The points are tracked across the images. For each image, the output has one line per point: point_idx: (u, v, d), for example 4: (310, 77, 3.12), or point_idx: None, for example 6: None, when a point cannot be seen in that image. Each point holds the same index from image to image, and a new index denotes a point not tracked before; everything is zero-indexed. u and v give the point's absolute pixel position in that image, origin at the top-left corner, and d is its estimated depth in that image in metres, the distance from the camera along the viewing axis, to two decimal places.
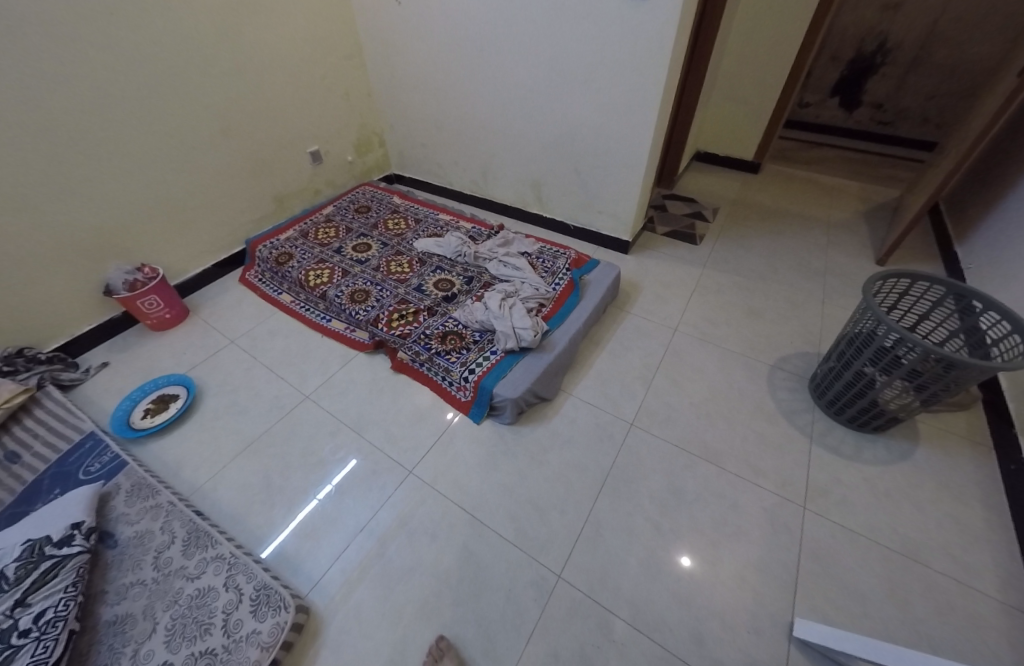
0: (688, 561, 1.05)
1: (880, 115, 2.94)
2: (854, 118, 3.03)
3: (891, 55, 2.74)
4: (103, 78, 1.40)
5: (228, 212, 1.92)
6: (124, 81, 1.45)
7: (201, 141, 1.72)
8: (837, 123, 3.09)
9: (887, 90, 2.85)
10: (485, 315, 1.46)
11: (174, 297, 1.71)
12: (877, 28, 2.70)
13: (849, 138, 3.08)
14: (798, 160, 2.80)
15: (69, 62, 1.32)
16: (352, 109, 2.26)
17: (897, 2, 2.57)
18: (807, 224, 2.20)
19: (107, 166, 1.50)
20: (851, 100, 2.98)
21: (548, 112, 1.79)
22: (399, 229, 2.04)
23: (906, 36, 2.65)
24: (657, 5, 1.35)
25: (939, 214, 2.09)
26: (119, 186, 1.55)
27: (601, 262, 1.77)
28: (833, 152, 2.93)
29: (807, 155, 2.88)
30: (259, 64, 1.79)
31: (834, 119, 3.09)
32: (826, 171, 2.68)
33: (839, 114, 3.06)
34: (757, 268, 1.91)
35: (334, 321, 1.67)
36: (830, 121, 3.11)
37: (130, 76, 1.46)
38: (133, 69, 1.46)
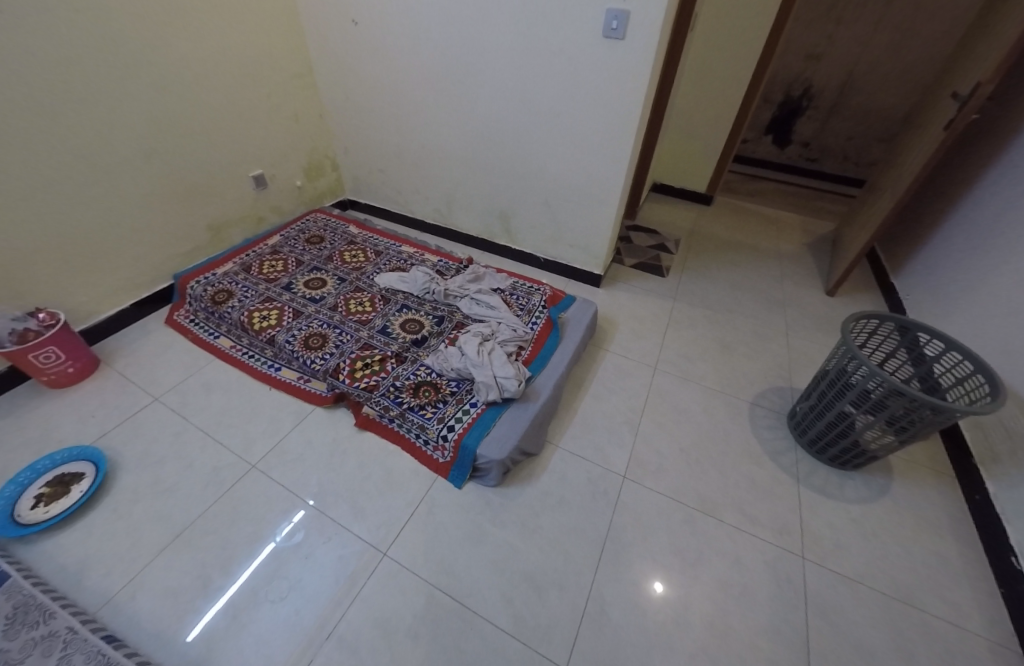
0: (661, 588, 1.04)
1: (807, 153, 3.21)
2: (785, 154, 3.28)
3: (815, 100, 3.01)
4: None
5: (151, 243, 1.65)
6: (12, 90, 1.19)
7: (117, 164, 1.47)
8: (771, 158, 3.33)
9: (812, 130, 3.11)
10: (462, 362, 1.34)
11: (81, 345, 1.43)
12: (803, 74, 2.97)
13: (782, 172, 3.32)
14: (743, 193, 2.97)
15: None
16: (302, 132, 2.08)
17: (819, 52, 2.85)
18: (761, 255, 2.30)
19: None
20: (782, 137, 3.23)
21: (517, 144, 1.74)
22: (356, 261, 1.87)
23: (827, 83, 2.92)
24: (631, 45, 1.34)
25: (876, 255, 2.24)
26: (5, 215, 1.26)
27: (576, 299, 1.72)
28: (770, 184, 3.14)
29: (750, 188, 3.07)
30: (193, 81, 1.59)
31: (768, 155, 3.34)
32: (768, 203, 2.85)
33: (772, 149, 3.31)
34: (723, 301, 1.95)
35: (285, 371, 1.46)
36: (765, 156, 3.35)
37: (19, 84, 1.20)
38: (26, 77, 1.21)
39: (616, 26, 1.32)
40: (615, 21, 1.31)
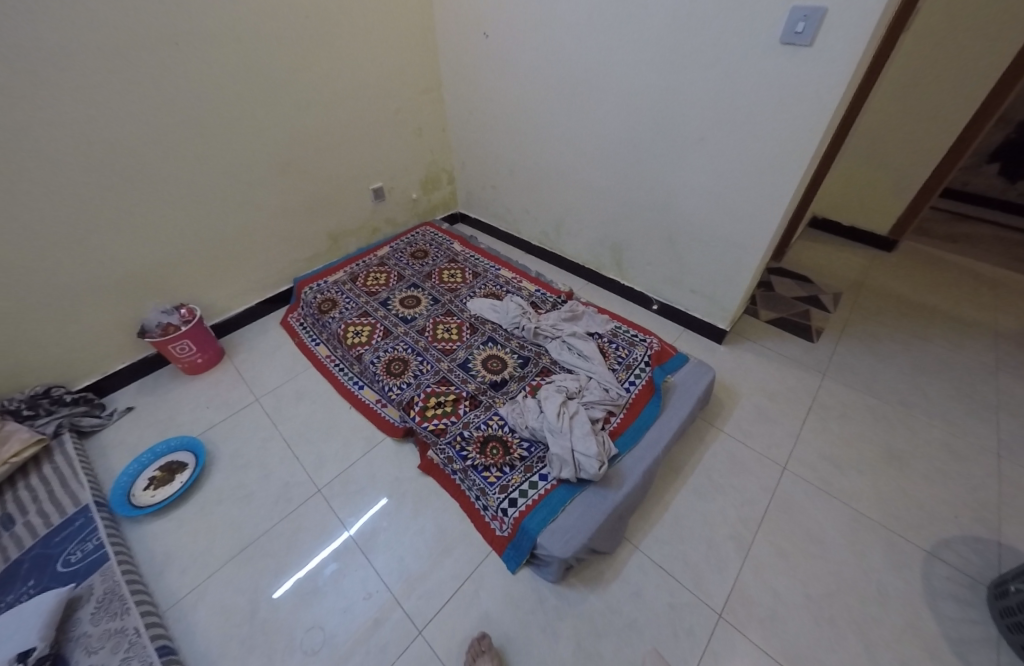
0: None
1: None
2: (1016, 190, 2.41)
3: None
4: (157, 106, 1.30)
5: (280, 248, 1.81)
6: (182, 110, 1.35)
7: (260, 175, 1.61)
8: (992, 194, 2.48)
9: None
10: (539, 423, 1.18)
11: (211, 339, 1.62)
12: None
13: (1007, 213, 2.44)
14: (942, 236, 2.27)
15: (137, 99, 1.26)
16: (425, 147, 2.10)
17: None
18: (963, 330, 1.72)
19: (154, 198, 1.40)
20: (1015, 168, 2.38)
21: (643, 171, 1.51)
22: (453, 281, 1.83)
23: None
24: (819, 56, 1.03)
25: None
26: (167, 220, 1.45)
27: (689, 359, 1.44)
28: (984, 228, 2.35)
29: (951, 231, 2.33)
30: (335, 100, 1.69)
31: (988, 189, 2.48)
32: (980, 254, 2.14)
33: (996, 183, 2.46)
34: (895, 390, 1.49)
35: (365, 391, 1.48)
36: (982, 190, 2.51)
37: (187, 104, 1.35)
38: (193, 98, 1.36)
39: (802, 29, 1.01)
40: (802, 23, 1.01)
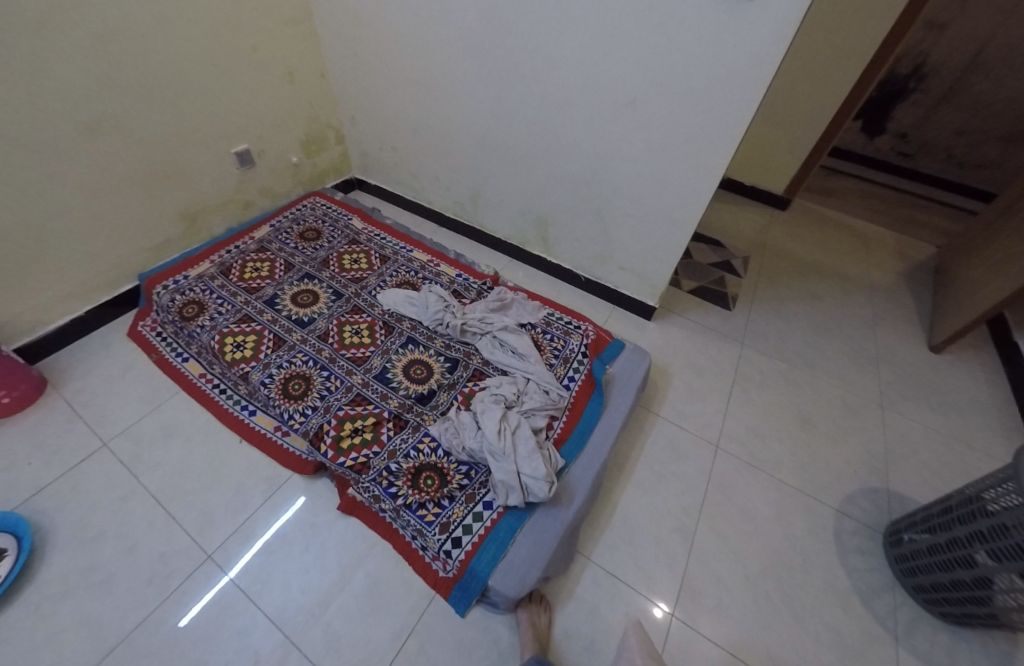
0: (661, 612, 0.97)
1: (902, 146, 2.61)
2: (874, 145, 2.68)
3: (925, 81, 2.40)
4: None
5: (106, 235, 1.34)
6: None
7: (43, 138, 1.12)
8: (856, 150, 2.73)
9: (915, 119, 2.50)
10: (478, 444, 1.04)
11: (18, 367, 1.18)
12: (916, 48, 2.33)
13: (868, 166, 2.72)
14: (822, 192, 2.45)
15: None
16: (299, 96, 1.67)
17: (943, 22, 2.21)
18: (847, 287, 1.88)
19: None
20: (875, 124, 2.61)
21: (569, 135, 1.32)
22: (357, 269, 1.54)
23: (949, 59, 2.29)
24: (759, 16, 0.90)
25: (1002, 323, 1.73)
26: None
27: (625, 345, 1.39)
28: (852, 182, 2.59)
29: (828, 185, 2.52)
30: (158, 30, 1.22)
31: (853, 144, 2.73)
32: (851, 209, 2.35)
33: (859, 139, 2.70)
34: (801, 351, 1.59)
35: (258, 417, 1.20)
36: (848, 145, 2.75)
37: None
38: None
39: None
40: None
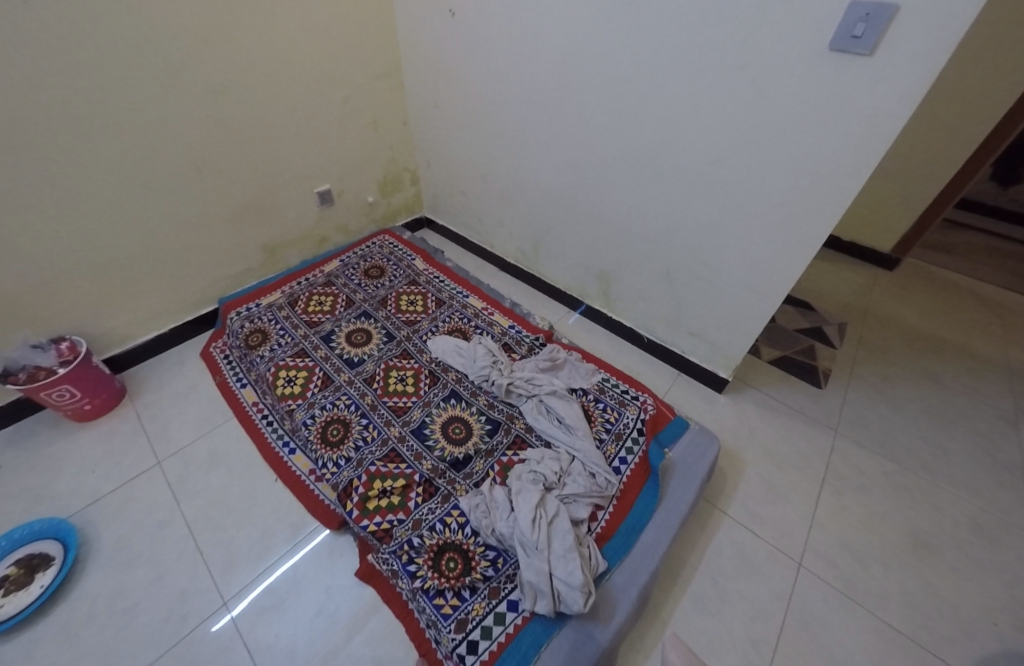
0: None
1: None
2: (1008, 195, 2.20)
3: None
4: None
5: (195, 263, 1.45)
6: (5, 92, 0.96)
7: (154, 179, 1.25)
8: (983, 199, 2.27)
9: None
10: (509, 529, 0.94)
11: (104, 377, 1.28)
12: None
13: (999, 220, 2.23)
14: (940, 247, 2.06)
15: None
16: (381, 142, 1.75)
17: None
18: (979, 370, 1.53)
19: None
20: (1009, 171, 2.15)
21: (641, 192, 1.22)
22: (412, 311, 1.54)
23: None
24: (878, 72, 0.75)
25: None
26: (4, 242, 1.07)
27: (690, 425, 1.21)
28: (975, 236, 2.14)
29: (945, 240, 2.11)
30: (260, 83, 1.33)
31: (979, 193, 2.27)
32: (978, 271, 1.94)
33: (988, 187, 2.24)
34: (916, 450, 1.29)
35: (296, 458, 1.18)
36: (972, 194, 2.29)
37: (19, 88, 0.97)
38: (23, 75, 0.97)
39: (861, 34, 0.74)
40: (862, 24, 0.73)
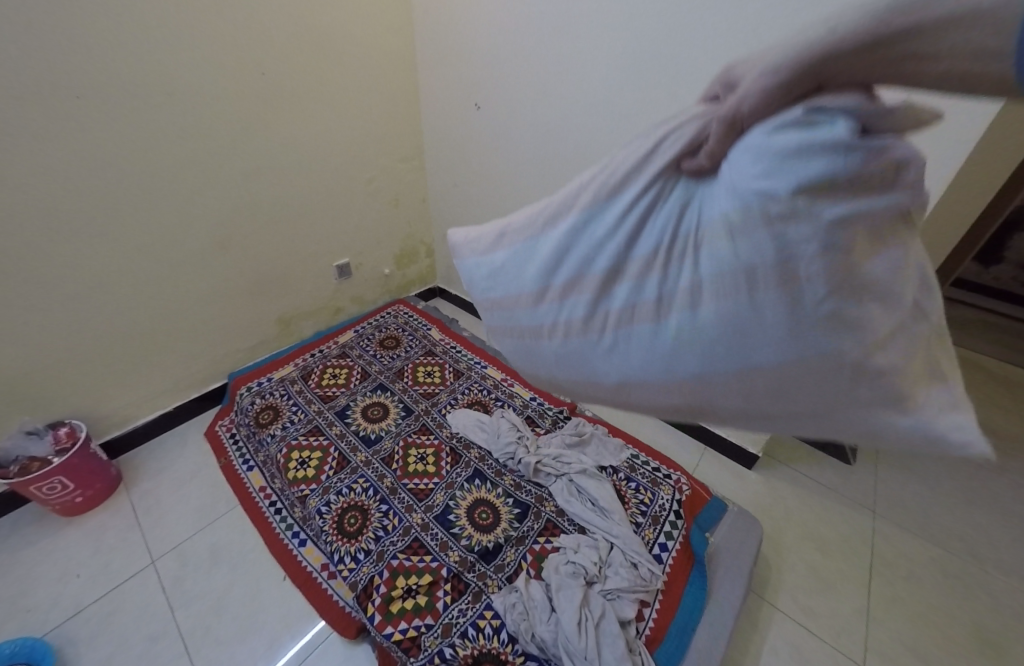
0: None
1: None
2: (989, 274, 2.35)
3: None
4: (4, 174, 0.93)
5: (210, 338, 1.43)
6: (51, 181, 0.99)
7: (182, 259, 1.26)
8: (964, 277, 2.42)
9: None
10: (552, 635, 0.85)
11: (100, 463, 1.19)
12: None
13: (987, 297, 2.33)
14: None
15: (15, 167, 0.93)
16: (400, 218, 1.83)
17: None
18: (999, 444, 1.53)
19: (2, 297, 1.00)
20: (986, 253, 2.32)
21: None
22: (430, 383, 1.51)
23: None
24: None
25: None
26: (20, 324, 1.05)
27: (727, 506, 1.16)
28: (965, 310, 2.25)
29: None
30: (293, 167, 1.40)
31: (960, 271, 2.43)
32: (975, 343, 2.01)
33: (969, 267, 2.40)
34: (956, 529, 1.25)
35: (308, 551, 1.09)
36: None
37: (65, 178, 1.00)
38: (72, 164, 1.00)
39: None
40: None
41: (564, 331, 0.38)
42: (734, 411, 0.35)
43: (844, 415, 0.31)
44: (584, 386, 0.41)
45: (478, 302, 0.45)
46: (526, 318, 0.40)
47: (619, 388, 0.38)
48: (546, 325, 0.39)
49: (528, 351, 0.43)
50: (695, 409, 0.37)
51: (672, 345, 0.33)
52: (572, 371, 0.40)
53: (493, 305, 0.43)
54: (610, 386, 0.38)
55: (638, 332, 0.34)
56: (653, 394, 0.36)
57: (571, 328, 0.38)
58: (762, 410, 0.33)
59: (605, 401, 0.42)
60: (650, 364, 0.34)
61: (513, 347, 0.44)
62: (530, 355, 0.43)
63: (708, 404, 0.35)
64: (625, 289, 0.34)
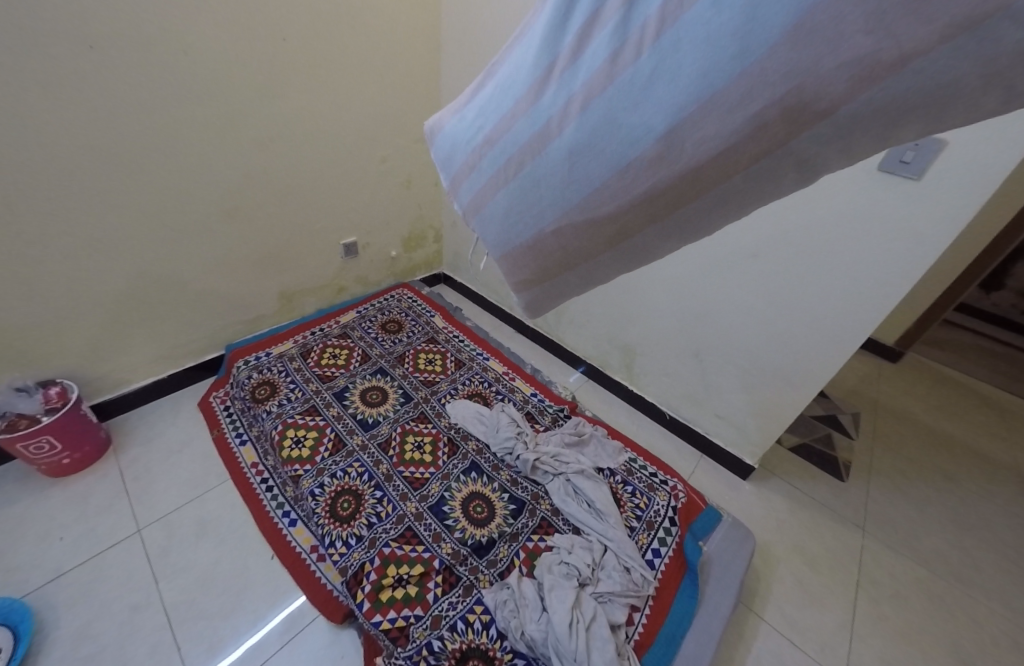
0: None
1: None
2: (990, 299, 2.38)
3: None
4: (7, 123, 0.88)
5: (209, 308, 1.39)
6: (56, 135, 0.95)
7: (185, 224, 1.22)
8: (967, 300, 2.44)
9: None
10: (542, 634, 0.85)
11: (91, 425, 1.17)
12: None
13: (988, 323, 2.35)
14: (935, 341, 2.16)
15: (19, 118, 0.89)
16: (411, 200, 1.79)
17: None
18: (990, 471, 1.55)
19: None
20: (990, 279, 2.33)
21: (674, 276, 1.26)
22: (430, 371, 1.49)
23: None
24: (923, 193, 0.81)
25: None
26: (12, 281, 1.01)
27: (721, 517, 1.16)
28: (966, 334, 2.27)
29: (938, 334, 2.22)
30: (307, 138, 1.35)
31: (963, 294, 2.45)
32: (973, 368, 2.03)
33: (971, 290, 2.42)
34: (943, 553, 1.26)
35: (298, 533, 1.07)
36: None
37: (70, 133, 0.96)
38: (74, 119, 0.95)
39: (910, 159, 0.80)
40: (913, 152, 0.79)
41: (579, 96, 0.27)
42: (857, 95, 0.20)
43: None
44: (614, 184, 0.28)
45: (461, 174, 0.36)
46: (528, 126, 0.30)
47: (666, 144, 0.25)
48: (554, 109, 0.29)
49: (532, 178, 0.32)
50: (791, 122, 0.22)
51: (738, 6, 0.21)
52: (595, 162, 0.28)
53: (484, 144, 0.34)
54: (649, 154, 0.26)
55: (684, 18, 0.23)
56: (714, 121, 0.23)
57: (587, 88, 0.27)
58: (901, 54, 0.18)
59: (647, 201, 0.28)
60: (703, 63, 0.22)
61: (507, 207, 0.34)
62: (533, 185, 0.32)
63: (810, 94, 0.21)
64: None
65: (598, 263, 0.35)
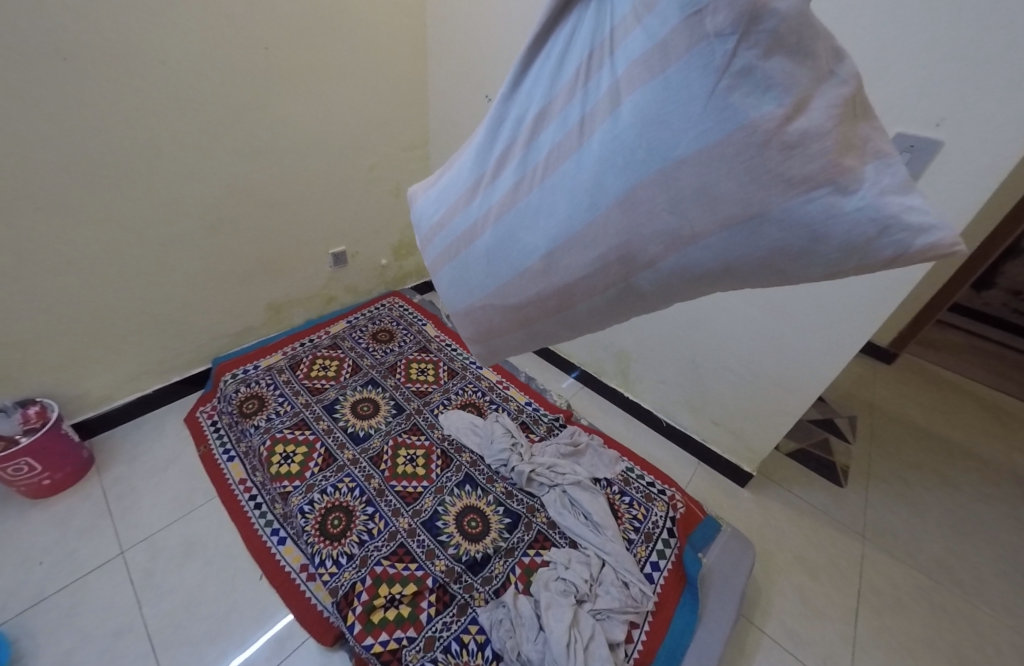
0: None
1: (1017, 303, 2.27)
2: (980, 298, 2.36)
3: None
4: None
5: (195, 321, 1.36)
6: (32, 145, 0.92)
7: (168, 236, 1.19)
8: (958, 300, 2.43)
9: None
10: (539, 654, 0.82)
11: (72, 446, 1.13)
12: None
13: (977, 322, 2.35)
14: (927, 342, 2.16)
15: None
16: (400, 207, 1.77)
17: None
18: (988, 474, 1.54)
19: None
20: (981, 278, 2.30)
21: None
22: (423, 381, 1.47)
23: None
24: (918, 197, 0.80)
25: None
26: None
27: (721, 528, 1.14)
28: (958, 334, 2.27)
29: (931, 335, 2.22)
30: (293, 147, 1.33)
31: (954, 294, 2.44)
32: (966, 370, 2.02)
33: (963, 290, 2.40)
34: (943, 558, 1.25)
35: (287, 551, 1.04)
36: None
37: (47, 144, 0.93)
38: (51, 129, 0.93)
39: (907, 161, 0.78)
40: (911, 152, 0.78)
41: (494, 210, 0.41)
42: (666, 255, 0.31)
43: (779, 217, 0.26)
44: (517, 280, 0.41)
45: (423, 242, 0.51)
46: (461, 224, 0.44)
47: (545, 264, 0.38)
48: (478, 218, 0.42)
49: (464, 264, 0.45)
50: (624, 265, 0.34)
51: (588, 179, 0.33)
52: (504, 264, 0.41)
53: (436, 228, 0.48)
54: (536, 266, 0.38)
55: (554, 178, 0.35)
56: (575, 257, 0.35)
57: (500, 205, 0.40)
58: (694, 234, 0.29)
59: (539, 299, 0.41)
60: (566, 215, 0.35)
61: (451, 274, 0.47)
62: (465, 270, 0.45)
63: (635, 249, 0.32)
64: (547, 137, 0.36)
65: (514, 337, 0.48)
